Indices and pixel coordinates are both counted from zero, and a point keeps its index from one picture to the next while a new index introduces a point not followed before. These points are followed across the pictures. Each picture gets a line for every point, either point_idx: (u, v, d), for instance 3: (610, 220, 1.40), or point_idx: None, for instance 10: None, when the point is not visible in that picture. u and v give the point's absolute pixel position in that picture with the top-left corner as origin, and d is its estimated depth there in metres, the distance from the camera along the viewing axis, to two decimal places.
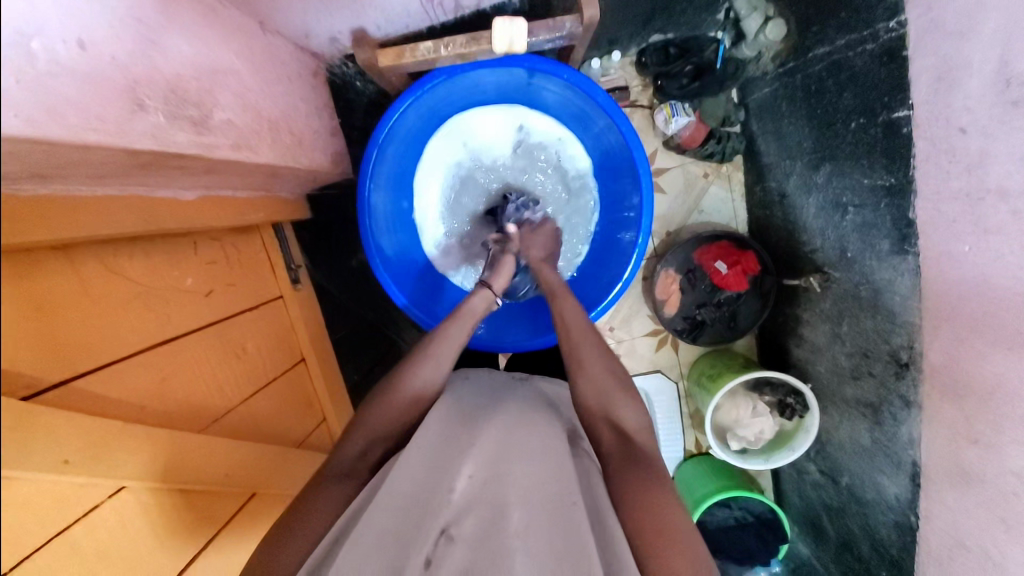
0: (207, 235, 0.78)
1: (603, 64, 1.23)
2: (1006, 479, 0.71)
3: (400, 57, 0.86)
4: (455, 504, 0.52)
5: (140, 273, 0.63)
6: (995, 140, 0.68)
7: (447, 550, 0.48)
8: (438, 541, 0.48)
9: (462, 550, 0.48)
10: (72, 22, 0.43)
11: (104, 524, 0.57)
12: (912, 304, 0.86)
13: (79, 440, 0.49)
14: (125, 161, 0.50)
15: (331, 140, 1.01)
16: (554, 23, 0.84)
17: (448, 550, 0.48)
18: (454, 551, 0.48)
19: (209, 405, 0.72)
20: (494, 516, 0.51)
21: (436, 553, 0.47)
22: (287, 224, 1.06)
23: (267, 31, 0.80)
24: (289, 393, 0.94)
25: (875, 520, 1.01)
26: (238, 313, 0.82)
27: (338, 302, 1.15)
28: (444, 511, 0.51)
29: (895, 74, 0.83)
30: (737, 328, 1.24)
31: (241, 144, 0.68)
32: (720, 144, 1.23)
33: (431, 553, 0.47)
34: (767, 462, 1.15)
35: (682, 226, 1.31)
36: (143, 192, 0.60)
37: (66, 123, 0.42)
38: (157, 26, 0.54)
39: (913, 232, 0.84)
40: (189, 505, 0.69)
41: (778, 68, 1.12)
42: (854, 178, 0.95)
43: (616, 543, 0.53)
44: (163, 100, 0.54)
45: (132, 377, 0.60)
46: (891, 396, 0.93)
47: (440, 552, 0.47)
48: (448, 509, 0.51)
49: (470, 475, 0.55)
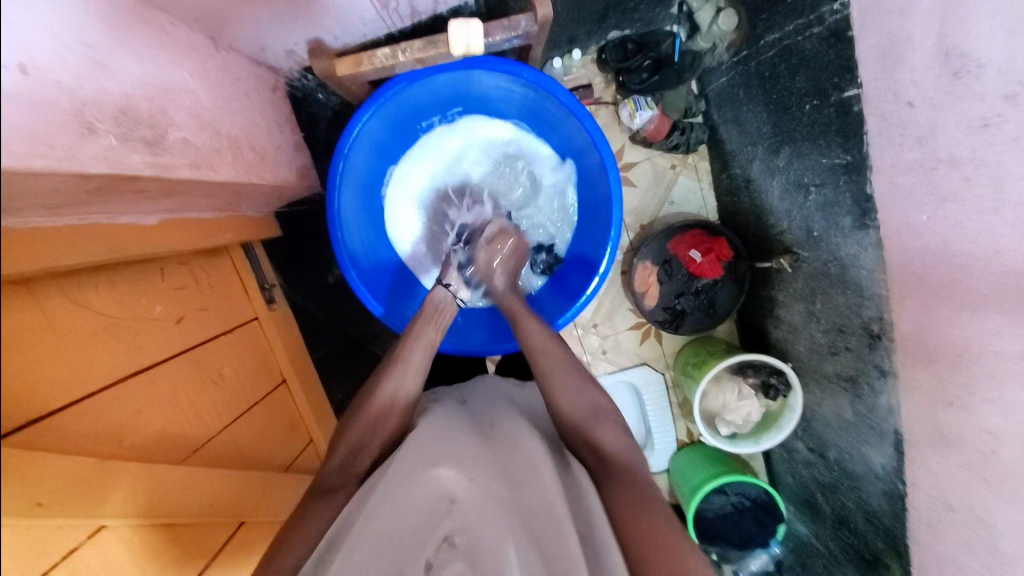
0: (174, 261, 0.76)
1: (564, 63, 1.25)
2: (983, 437, 0.74)
3: (358, 64, 0.86)
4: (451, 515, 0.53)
5: (107, 304, 0.61)
6: (942, 110, 0.71)
7: (448, 557, 0.50)
8: (440, 548, 0.51)
9: (461, 557, 0.50)
10: (11, 47, 0.41)
11: (87, 566, 0.55)
12: (878, 276, 0.89)
13: (55, 481, 0.48)
14: (76, 186, 0.48)
15: (295, 155, 1.00)
16: (509, 22, 0.84)
17: (447, 557, 0.50)
18: (453, 558, 0.50)
19: (189, 435, 0.70)
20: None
21: (437, 559, 0.50)
22: (257, 244, 1.04)
23: (219, 49, 0.79)
24: (272, 417, 0.92)
25: (867, 492, 1.02)
26: (212, 338, 0.80)
27: (316, 320, 1.14)
28: (446, 520, 0.53)
29: (843, 56, 0.86)
30: (717, 314, 1.26)
31: (200, 163, 0.66)
32: (684, 136, 1.26)
33: (433, 558, 0.50)
34: (757, 443, 1.17)
35: (654, 219, 1.33)
36: (103, 221, 0.58)
37: (11, 149, 0.40)
38: (103, 49, 0.53)
39: (872, 207, 0.87)
40: (175, 539, 0.66)
41: (732, 57, 1.16)
42: (813, 158, 0.97)
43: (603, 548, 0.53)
44: (114, 122, 0.52)
45: (105, 411, 0.58)
46: (867, 367, 0.95)
47: (441, 557, 0.50)
48: (449, 518, 0.53)
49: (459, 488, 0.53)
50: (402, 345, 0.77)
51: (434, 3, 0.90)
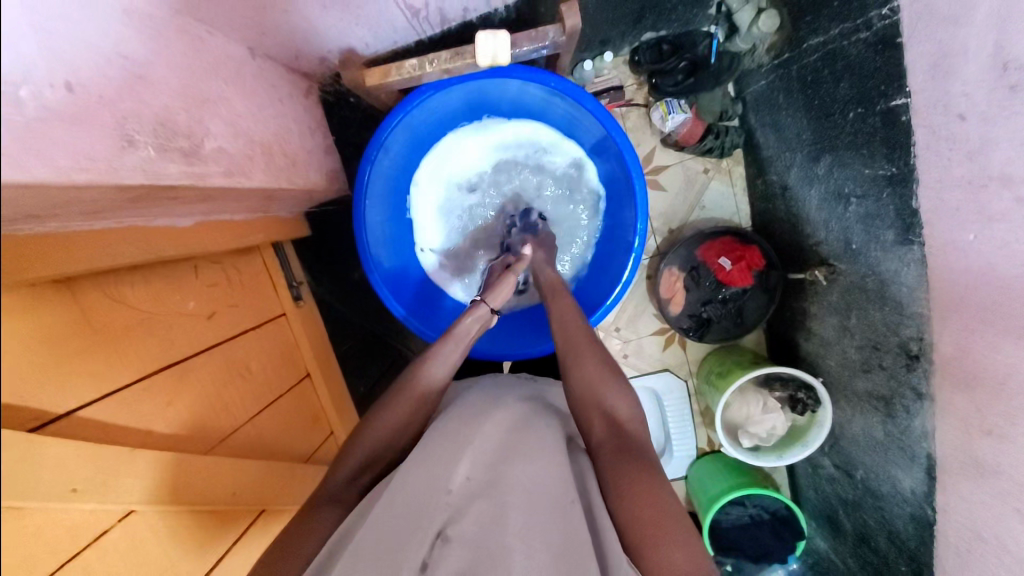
0: (209, 259, 0.80)
1: (595, 66, 1.21)
2: (1021, 469, 0.70)
3: (386, 75, 0.87)
4: (451, 507, 0.52)
5: (142, 300, 0.64)
6: (995, 126, 0.67)
7: (445, 552, 0.48)
8: (435, 545, 0.48)
9: (459, 553, 0.48)
10: (59, 65, 0.43)
11: (116, 548, 0.58)
12: (920, 295, 0.85)
13: (88, 467, 0.52)
14: (116, 196, 0.51)
15: (326, 158, 1.02)
16: (536, 34, 0.84)
17: (443, 552, 0.48)
18: (449, 553, 0.47)
19: (215, 426, 0.73)
20: (493, 513, 0.51)
21: (432, 557, 0.48)
22: (288, 242, 1.07)
23: (256, 56, 0.81)
24: (295, 409, 0.95)
25: (891, 513, 0.99)
26: (241, 333, 0.83)
27: (341, 315, 1.17)
28: (440, 514, 0.51)
29: (891, 63, 0.82)
30: (744, 323, 1.23)
31: (234, 170, 0.69)
32: (718, 139, 1.23)
33: (428, 557, 0.48)
34: (781, 459, 1.14)
35: (683, 224, 1.30)
36: (143, 224, 0.61)
37: (55, 163, 0.42)
38: (143, 63, 0.55)
39: (917, 222, 0.83)
40: (199, 522, 0.71)
41: (773, 60, 1.10)
42: (856, 168, 0.93)
43: (607, 543, 0.53)
44: (153, 133, 0.55)
45: (140, 402, 0.62)
46: (902, 388, 0.91)
47: (436, 555, 0.48)
48: (443, 512, 0.51)
49: (466, 476, 0.55)
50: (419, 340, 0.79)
51: (464, 10, 0.90)
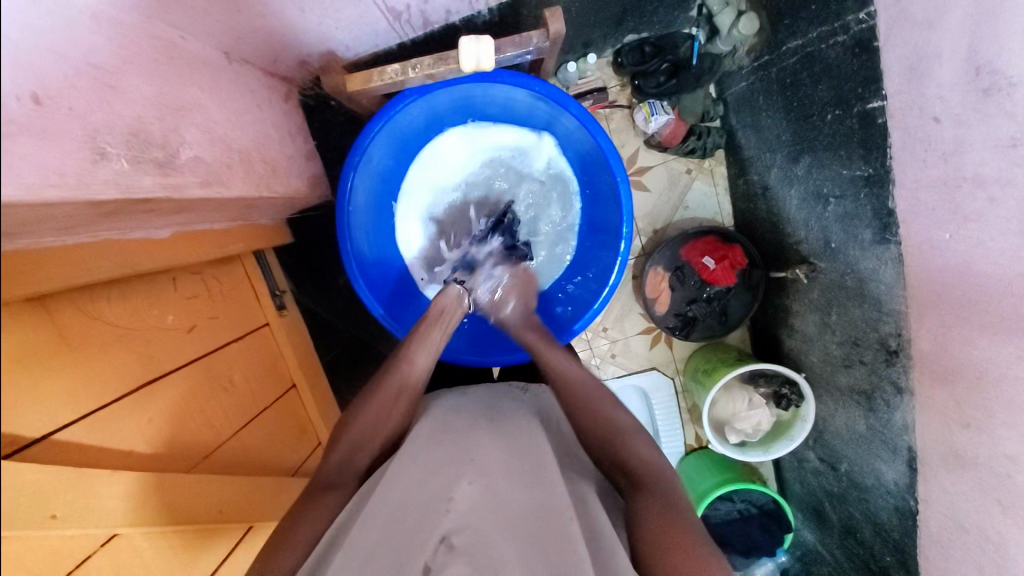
0: (188, 270, 0.78)
1: (580, 67, 1.21)
2: (999, 460, 0.72)
3: (368, 80, 0.86)
4: (455, 514, 0.50)
5: (119, 315, 0.62)
6: (969, 128, 0.68)
7: (448, 559, 0.46)
8: (437, 550, 0.46)
9: (463, 558, 0.46)
10: (25, 77, 0.41)
11: (99, 573, 0.57)
12: (897, 291, 0.87)
13: (68, 492, 0.50)
14: (90, 211, 0.49)
15: (307, 165, 1.00)
16: (520, 39, 0.84)
17: (446, 559, 0.46)
18: (453, 559, 0.45)
19: (198, 442, 0.72)
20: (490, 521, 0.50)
21: (435, 561, 0.46)
22: (269, 251, 1.05)
23: (232, 61, 0.78)
24: (281, 421, 0.94)
25: (875, 505, 1.01)
26: (224, 345, 0.82)
27: (326, 323, 1.15)
28: (444, 520, 0.49)
29: (867, 66, 0.83)
30: (728, 321, 1.24)
31: (212, 179, 0.67)
32: (701, 140, 1.24)
33: (431, 560, 0.46)
34: (767, 453, 1.15)
35: (667, 224, 1.31)
36: (118, 236, 0.59)
37: (27, 181, 0.41)
38: (114, 72, 0.53)
39: (894, 221, 0.84)
40: (185, 541, 0.68)
41: (753, 62, 1.12)
42: (834, 169, 0.95)
43: (607, 548, 0.53)
44: (126, 145, 0.53)
45: (121, 422, 0.60)
46: (882, 383, 0.94)
47: (439, 560, 0.46)
48: (447, 519, 0.50)
49: (469, 483, 0.54)
50: (406, 349, 0.78)
51: (446, 13, 0.89)
